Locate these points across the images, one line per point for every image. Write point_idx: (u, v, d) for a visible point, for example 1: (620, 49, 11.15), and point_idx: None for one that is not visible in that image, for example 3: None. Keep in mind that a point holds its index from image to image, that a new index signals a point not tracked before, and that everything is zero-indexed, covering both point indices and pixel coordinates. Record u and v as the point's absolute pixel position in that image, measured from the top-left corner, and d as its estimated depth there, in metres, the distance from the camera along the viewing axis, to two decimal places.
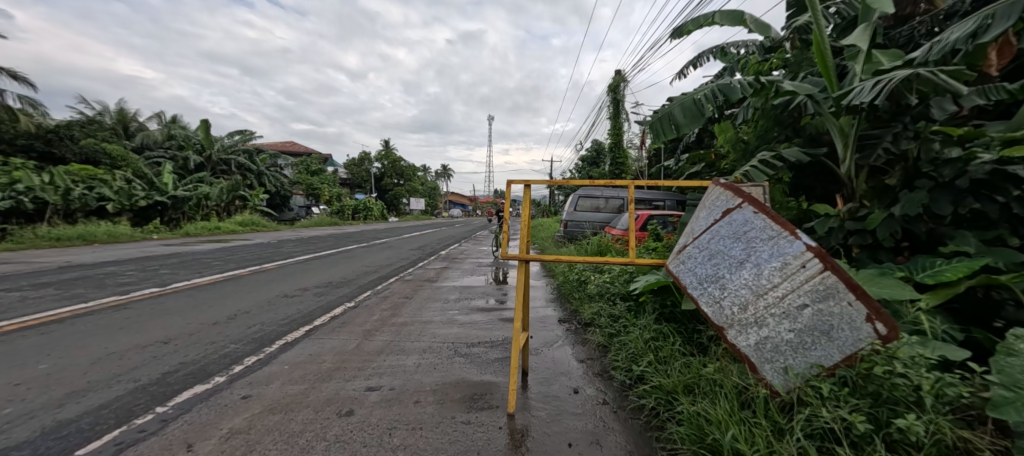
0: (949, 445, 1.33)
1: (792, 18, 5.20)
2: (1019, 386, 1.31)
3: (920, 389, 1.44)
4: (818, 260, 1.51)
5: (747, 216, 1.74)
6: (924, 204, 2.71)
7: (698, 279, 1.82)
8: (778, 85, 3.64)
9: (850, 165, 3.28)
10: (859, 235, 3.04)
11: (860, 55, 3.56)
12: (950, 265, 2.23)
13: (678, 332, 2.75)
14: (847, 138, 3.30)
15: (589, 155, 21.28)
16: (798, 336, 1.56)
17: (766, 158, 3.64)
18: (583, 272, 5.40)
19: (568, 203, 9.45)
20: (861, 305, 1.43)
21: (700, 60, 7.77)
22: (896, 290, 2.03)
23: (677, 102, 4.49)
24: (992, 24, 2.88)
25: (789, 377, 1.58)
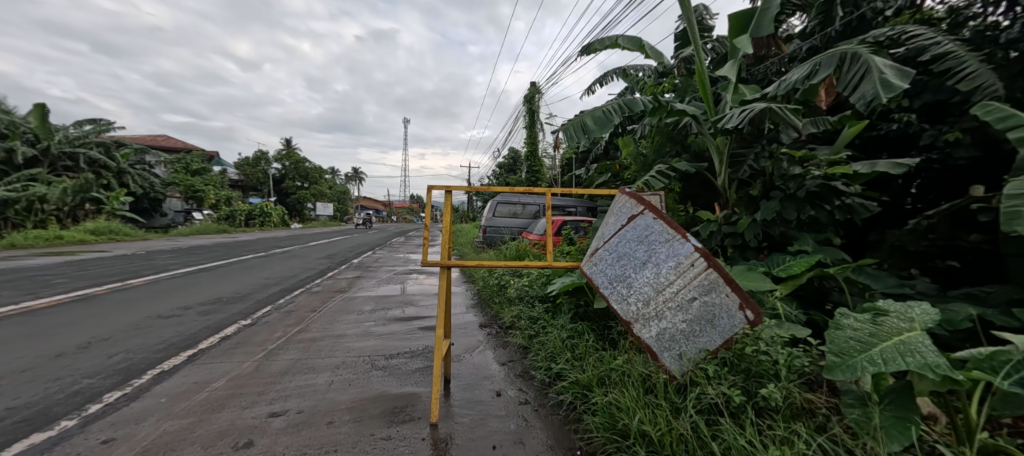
0: (796, 405, 1.66)
1: (679, 48, 5.95)
2: (843, 352, 1.63)
3: (778, 363, 1.75)
4: (704, 259, 1.78)
5: (648, 221, 1.99)
6: (777, 211, 3.34)
7: (609, 279, 2.03)
8: (670, 106, 4.13)
9: (724, 178, 3.91)
10: (733, 237, 3.60)
11: (730, 85, 4.19)
12: (797, 261, 2.75)
13: (591, 330, 2.96)
14: (722, 156, 3.93)
15: (507, 162, 21.76)
16: (690, 325, 1.80)
17: (662, 170, 4.11)
18: (502, 277, 5.49)
19: (485, 210, 9.56)
20: (735, 295, 1.70)
21: (606, 79, 8.47)
22: (759, 282, 2.45)
23: (588, 112, 4.83)
24: (820, 70, 3.62)
25: (683, 361, 1.80)
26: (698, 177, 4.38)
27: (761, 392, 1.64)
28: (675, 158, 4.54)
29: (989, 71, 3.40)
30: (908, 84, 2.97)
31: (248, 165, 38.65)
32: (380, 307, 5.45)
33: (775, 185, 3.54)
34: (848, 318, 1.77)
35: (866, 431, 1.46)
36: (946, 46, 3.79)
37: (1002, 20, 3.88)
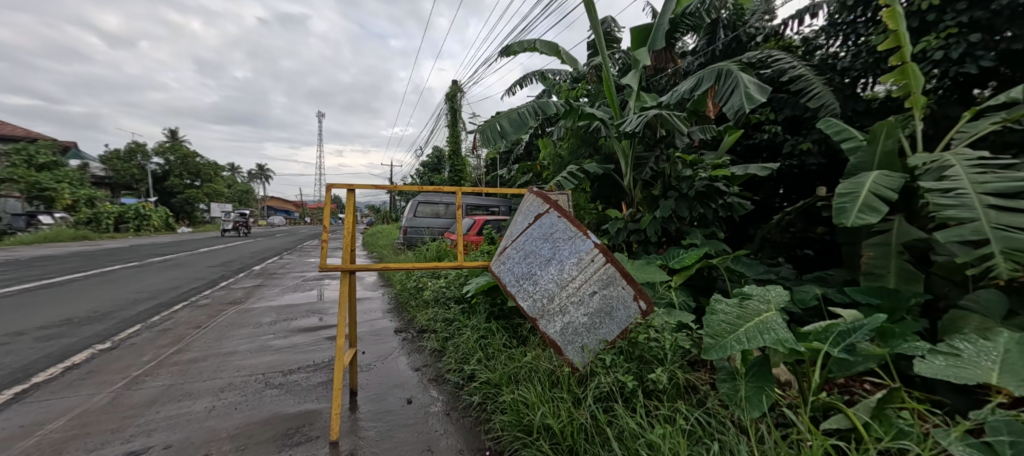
0: (679, 384, 1.84)
1: (591, 55, 6.26)
2: (717, 334, 1.85)
3: (666, 347, 1.93)
4: (603, 255, 1.91)
5: (553, 219, 2.05)
6: (672, 209, 3.69)
7: (516, 277, 2.05)
8: (581, 110, 4.32)
9: (629, 178, 4.21)
10: (636, 234, 3.90)
11: (633, 93, 4.52)
12: (688, 253, 3.04)
13: (503, 329, 2.99)
14: (627, 158, 4.22)
15: (431, 161, 21.22)
16: (591, 317, 1.91)
17: (573, 171, 4.29)
18: (420, 279, 5.34)
19: (406, 209, 9.23)
20: (631, 288, 1.86)
21: (525, 81, 8.63)
22: (656, 274, 2.67)
23: (504, 114, 4.86)
24: (703, 83, 4.07)
25: (585, 353, 1.90)
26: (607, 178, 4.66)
27: (650, 376, 1.79)
28: (587, 159, 4.78)
29: (830, 93, 4.11)
30: (767, 98, 3.47)
31: (117, 166, 32.65)
32: (283, 317, 4.98)
33: (672, 185, 3.87)
34: (721, 302, 2.01)
35: (735, 402, 1.67)
36: (800, 69, 4.49)
37: (840, 51, 4.70)
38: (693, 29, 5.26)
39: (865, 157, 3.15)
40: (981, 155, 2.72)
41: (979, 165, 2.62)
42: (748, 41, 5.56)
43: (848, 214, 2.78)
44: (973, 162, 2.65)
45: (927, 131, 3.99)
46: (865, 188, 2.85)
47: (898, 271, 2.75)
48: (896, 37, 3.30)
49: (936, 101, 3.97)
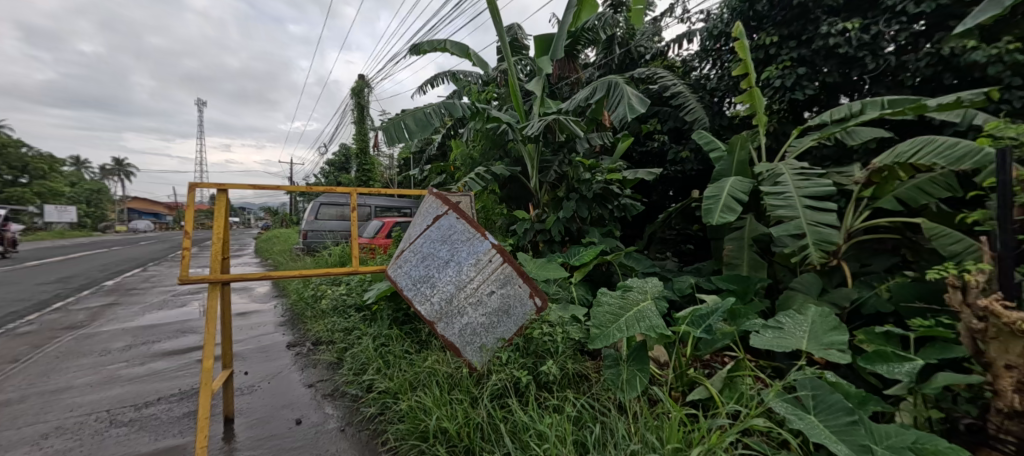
0: (569, 375, 1.99)
1: (500, 59, 6.38)
2: (601, 325, 2.08)
3: (557, 340, 2.07)
4: (500, 255, 1.95)
5: (451, 221, 2.04)
6: (574, 210, 3.97)
7: (414, 281, 2.02)
8: (487, 113, 4.38)
9: (535, 181, 4.39)
10: (542, 234, 4.09)
11: (538, 98, 4.72)
12: (586, 251, 3.26)
13: (404, 335, 2.90)
14: (533, 161, 4.39)
15: (335, 159, 19.78)
16: (489, 317, 1.95)
17: (481, 172, 4.26)
18: (319, 287, 4.93)
19: (305, 211, 8.46)
20: (526, 286, 1.93)
21: (436, 81, 8.48)
22: (556, 272, 2.83)
23: (409, 113, 4.63)
24: (597, 93, 4.41)
25: (483, 353, 1.96)
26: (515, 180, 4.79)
27: (542, 369, 1.90)
28: (496, 161, 4.86)
29: (701, 108, 4.75)
30: (647, 110, 3.89)
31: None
32: (144, 340, 4.23)
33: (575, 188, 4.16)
34: (606, 295, 2.24)
35: (617, 385, 1.86)
36: (679, 86, 5.08)
37: (710, 73, 5.43)
38: (592, 42, 5.65)
39: (726, 164, 3.68)
40: (803, 165, 3.35)
41: (801, 174, 3.24)
42: (638, 58, 6.14)
43: (713, 214, 3.21)
44: (797, 170, 3.27)
45: (771, 145, 4.81)
46: (724, 192, 3.32)
47: (749, 261, 3.27)
48: (744, 66, 3.94)
49: (778, 119, 4.81)
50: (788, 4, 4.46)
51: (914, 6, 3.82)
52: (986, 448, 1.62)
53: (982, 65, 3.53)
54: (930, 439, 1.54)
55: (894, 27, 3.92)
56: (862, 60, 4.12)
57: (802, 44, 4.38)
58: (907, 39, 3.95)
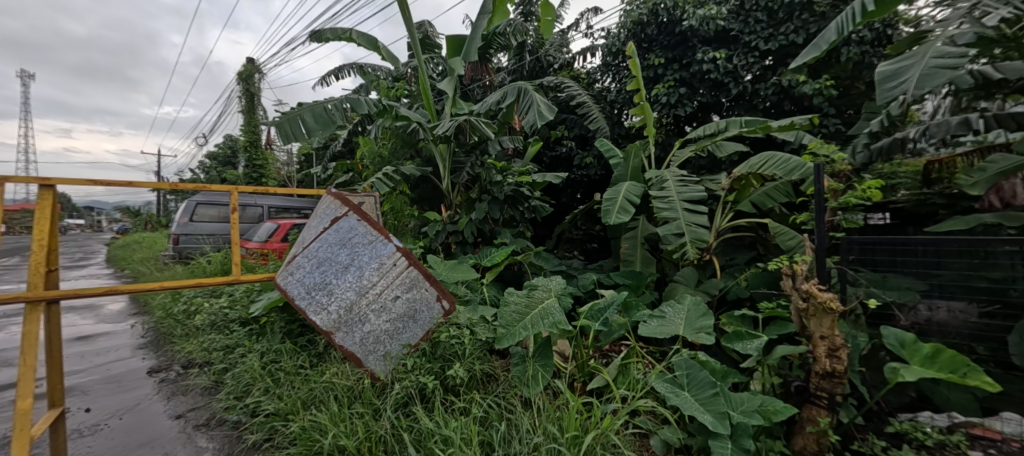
0: (477, 375, 2.01)
1: (411, 56, 6.20)
2: (509, 324, 2.15)
3: (464, 342, 2.09)
4: (403, 257, 2.12)
5: (352, 223, 2.17)
6: (486, 212, 4.04)
7: (310, 286, 2.07)
8: (396, 110, 4.18)
9: (447, 182, 4.36)
10: (455, 235, 4.09)
11: (449, 99, 4.67)
12: (497, 252, 3.32)
13: (298, 348, 2.67)
14: (445, 162, 4.36)
15: (218, 153, 17.39)
16: (394, 323, 2.05)
17: (388, 172, 4.07)
18: (193, 300, 4.27)
19: (177, 212, 7.26)
20: (433, 289, 2.12)
21: (341, 73, 7.94)
22: (467, 273, 2.86)
23: (305, 107, 4.04)
24: (507, 97, 4.51)
25: (387, 362, 2.01)
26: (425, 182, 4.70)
27: (449, 373, 1.90)
28: (407, 161, 4.72)
29: (602, 118, 5.12)
30: (555, 117, 4.08)
31: None
32: None
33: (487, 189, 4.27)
34: (513, 295, 2.31)
35: (523, 381, 1.95)
36: (583, 96, 5.44)
37: (610, 86, 5.89)
38: (503, 48, 5.77)
39: (623, 170, 4.03)
40: (683, 173, 3.80)
41: (681, 180, 3.68)
42: (547, 66, 6.43)
43: (611, 214, 3.49)
44: (679, 177, 3.71)
45: (660, 154, 5.39)
46: (620, 195, 3.62)
47: (641, 258, 3.63)
48: (636, 82, 4.35)
49: (665, 132, 5.41)
50: (672, 31, 5.07)
51: (763, 43, 4.62)
52: (811, 404, 1.96)
53: (810, 96, 4.38)
54: (771, 403, 1.86)
55: (749, 60, 4.69)
56: (727, 85, 4.85)
57: (683, 67, 5.00)
58: (759, 70, 4.74)
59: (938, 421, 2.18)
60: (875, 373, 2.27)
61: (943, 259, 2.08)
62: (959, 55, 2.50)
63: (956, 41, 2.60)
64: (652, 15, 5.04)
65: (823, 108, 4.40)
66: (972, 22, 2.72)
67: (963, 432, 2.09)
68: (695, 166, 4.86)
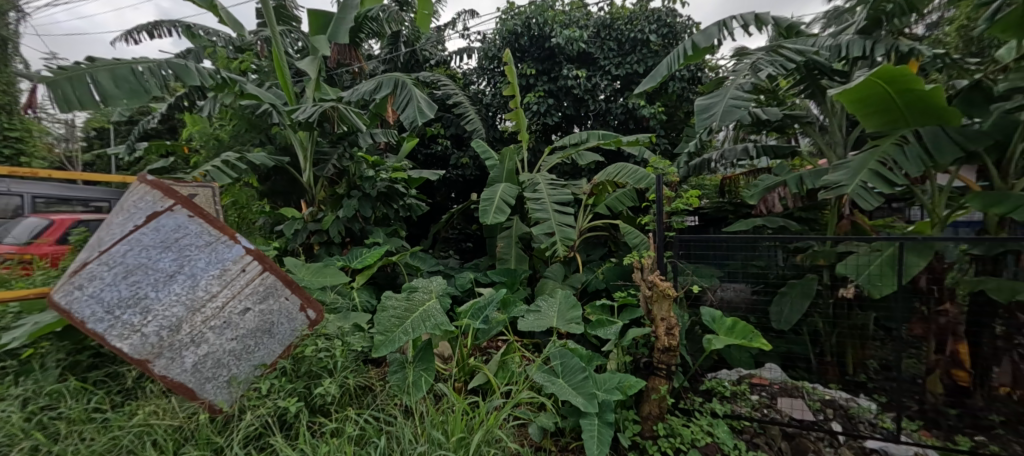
0: (350, 390, 1.80)
1: (260, 26, 5.33)
2: (387, 330, 1.98)
3: (334, 355, 1.85)
4: (255, 262, 1.92)
5: (181, 220, 1.88)
6: (356, 209, 3.73)
7: (116, 301, 1.69)
8: (242, 86, 3.46)
9: (309, 174, 3.88)
10: (318, 234, 3.67)
11: (311, 81, 4.15)
12: (369, 253, 3.06)
13: (88, 386, 1.99)
14: (305, 151, 3.86)
15: None
16: (242, 341, 1.82)
17: (230, 160, 3.39)
18: None
19: None
20: (295, 297, 1.97)
21: (160, 33, 6.40)
22: (334, 277, 2.57)
23: (98, 65, 2.90)
24: (381, 88, 4.21)
25: (233, 388, 1.75)
26: (280, 174, 4.09)
27: (316, 391, 1.65)
28: (256, 147, 4.03)
29: (477, 120, 5.16)
30: (432, 114, 3.96)
31: None
32: None
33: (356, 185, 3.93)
34: (389, 299, 2.14)
35: (404, 390, 1.82)
36: (459, 96, 5.43)
37: (484, 89, 6.00)
38: (375, 34, 5.37)
39: (498, 172, 4.12)
40: (552, 177, 4.07)
41: (551, 184, 3.92)
42: (422, 61, 6.23)
43: (488, 214, 3.53)
44: (549, 180, 3.95)
45: (530, 159, 5.71)
46: (497, 196, 3.70)
47: (515, 256, 3.76)
48: (512, 88, 4.47)
49: (535, 138, 5.76)
50: (543, 45, 5.43)
51: (615, 69, 5.27)
52: (654, 375, 2.25)
53: (649, 118, 5.16)
54: (626, 378, 2.08)
55: (605, 81, 5.31)
56: (587, 101, 5.39)
57: (550, 80, 5.40)
58: (612, 92, 5.39)
59: (729, 376, 2.80)
60: (695, 344, 2.88)
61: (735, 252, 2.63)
62: (747, 99, 3.13)
63: (747, 86, 3.25)
64: (525, 27, 5.33)
65: (656, 129, 5.22)
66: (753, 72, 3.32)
67: (748, 383, 2.71)
68: (560, 171, 5.28)
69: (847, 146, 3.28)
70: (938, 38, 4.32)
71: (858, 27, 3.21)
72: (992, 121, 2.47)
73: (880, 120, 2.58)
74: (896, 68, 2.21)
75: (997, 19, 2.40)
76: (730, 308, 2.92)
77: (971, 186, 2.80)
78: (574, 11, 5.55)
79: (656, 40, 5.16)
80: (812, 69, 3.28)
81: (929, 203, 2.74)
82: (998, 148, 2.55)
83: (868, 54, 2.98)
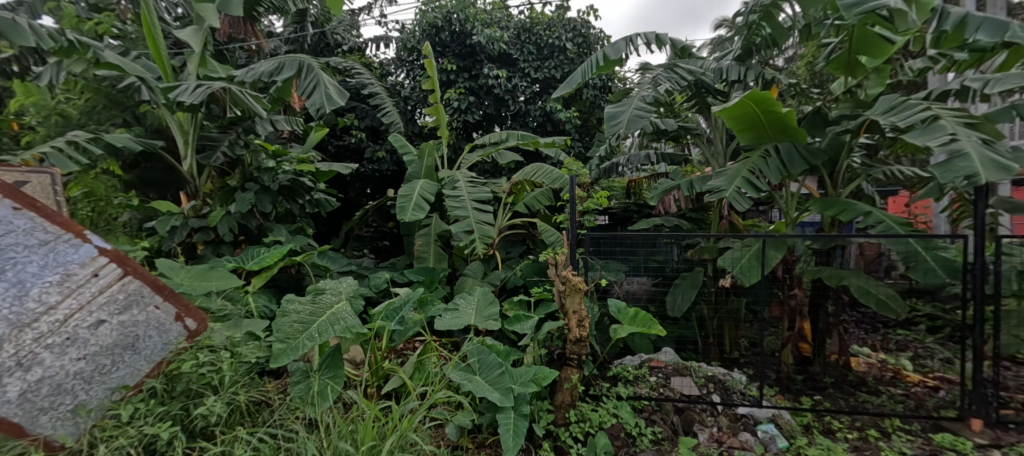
0: (241, 407, 1.59)
1: None
2: (287, 337, 1.79)
3: (221, 369, 1.62)
4: (114, 265, 1.68)
5: (4, 214, 1.58)
6: (252, 203, 3.34)
7: None
8: (99, 54, 2.86)
9: (192, 162, 3.39)
10: (203, 232, 3.22)
11: (195, 56, 3.62)
12: (268, 252, 2.75)
13: None
14: (187, 136, 3.37)
15: None
16: (93, 361, 1.54)
17: (79, 140, 2.83)
18: None
19: None
20: (168, 305, 1.76)
21: None
22: (224, 280, 2.29)
23: None
24: (283, 70, 3.82)
25: (81, 418, 1.45)
26: (155, 161, 3.51)
27: (196, 412, 1.43)
28: (120, 128, 3.40)
29: (394, 112, 4.94)
30: (343, 103, 3.69)
31: None
32: None
33: (253, 176, 3.52)
34: (292, 303, 1.93)
35: (308, 402, 1.68)
36: (375, 86, 5.15)
37: (402, 81, 5.76)
38: (277, 10, 4.85)
39: (416, 168, 3.99)
40: (472, 174, 4.05)
41: (471, 182, 3.90)
42: (333, 46, 5.79)
43: (405, 211, 3.40)
44: (468, 178, 3.92)
45: (449, 156, 5.62)
46: (415, 192, 3.57)
47: (434, 254, 3.67)
48: (431, 82, 4.35)
49: (455, 135, 5.69)
50: (463, 42, 5.38)
51: (533, 72, 5.42)
52: (566, 365, 2.36)
53: (565, 122, 5.40)
54: (541, 371, 2.13)
55: (523, 83, 5.44)
56: (507, 102, 5.45)
57: (471, 78, 5.37)
58: (531, 94, 5.52)
59: (633, 361, 3.04)
60: (603, 333, 3.08)
61: (635, 248, 2.87)
62: (648, 110, 3.43)
63: (647, 99, 3.55)
64: (445, 22, 5.23)
65: (571, 133, 5.48)
66: (653, 86, 3.64)
67: (648, 366, 2.96)
68: (480, 169, 5.29)
69: (726, 156, 3.76)
70: (793, 70, 5.17)
71: (734, 54, 3.70)
72: (828, 140, 3.00)
73: (754, 134, 2.97)
74: (762, 93, 2.57)
75: (833, 58, 2.89)
76: (632, 299, 3.17)
77: (814, 193, 3.38)
78: (495, 11, 5.58)
79: (571, 49, 5.42)
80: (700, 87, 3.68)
81: (784, 206, 3.25)
82: (831, 162, 3.11)
83: (743, 78, 3.44)
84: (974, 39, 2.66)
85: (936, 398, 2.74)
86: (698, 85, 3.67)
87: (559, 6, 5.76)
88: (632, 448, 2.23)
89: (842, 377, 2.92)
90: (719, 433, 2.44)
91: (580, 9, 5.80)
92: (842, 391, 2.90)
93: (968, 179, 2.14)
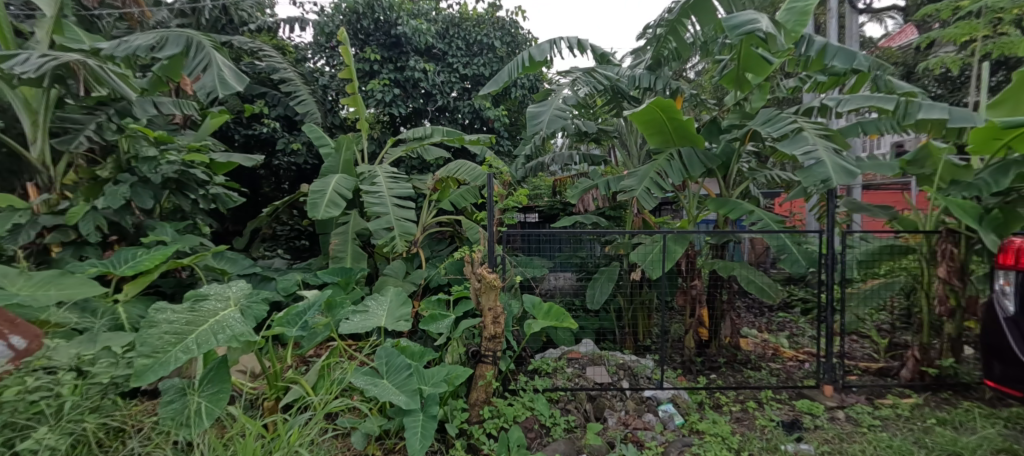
0: (87, 438, 1.38)
1: None
2: (155, 351, 1.56)
3: (60, 395, 1.41)
4: None
5: None
6: (127, 197, 2.88)
7: None
8: None
9: (43, 147, 2.86)
10: (60, 231, 2.72)
11: (47, 21, 3.03)
12: (147, 254, 2.39)
13: None
14: (37, 116, 2.84)
15: None
16: None
17: None
18: None
19: None
20: None
21: None
22: (84, 287, 1.97)
23: None
24: (166, 45, 3.34)
25: None
26: None
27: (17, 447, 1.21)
28: None
29: (310, 102, 4.59)
30: (240, 87, 3.31)
31: None
32: None
33: (129, 167, 3.05)
34: (163, 312, 1.70)
35: (180, 424, 1.50)
36: (288, 72, 4.73)
37: (320, 69, 5.37)
38: None
39: (333, 161, 3.73)
40: (393, 170, 3.88)
41: (393, 178, 3.73)
42: (238, 23, 5.21)
43: (318, 208, 3.17)
44: (389, 173, 3.76)
45: (373, 150, 5.35)
46: (330, 188, 3.33)
47: (352, 254, 3.46)
48: (349, 70, 4.08)
49: (379, 128, 5.43)
50: (388, 32, 5.14)
51: (462, 68, 5.35)
52: (481, 362, 2.36)
53: (493, 120, 5.40)
54: (452, 370, 2.11)
55: (452, 79, 5.35)
56: (435, 96, 5.30)
57: (395, 69, 5.15)
58: (460, 90, 5.43)
59: (553, 354, 3.13)
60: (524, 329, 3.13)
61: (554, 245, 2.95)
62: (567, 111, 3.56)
63: (567, 101, 3.68)
64: (368, 9, 4.96)
65: (500, 131, 5.49)
66: (573, 88, 3.79)
67: (566, 358, 3.07)
68: (407, 166, 5.10)
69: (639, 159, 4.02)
70: (700, 83, 5.69)
71: (647, 64, 3.97)
72: (721, 147, 3.34)
73: (660, 138, 3.20)
74: (666, 100, 2.80)
75: (724, 73, 3.22)
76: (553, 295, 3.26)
77: (711, 194, 3.74)
78: (422, 2, 5.41)
79: (500, 47, 5.44)
80: (616, 92, 3.89)
81: (687, 205, 3.55)
82: (724, 166, 3.46)
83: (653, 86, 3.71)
84: (832, 64, 3.15)
85: (803, 370, 3.19)
86: (614, 90, 3.88)
87: (489, 3, 5.74)
88: (544, 439, 2.29)
89: (732, 356, 3.27)
90: (626, 416, 2.59)
91: (510, 9, 5.83)
92: (732, 369, 3.26)
93: (824, 183, 2.51)
